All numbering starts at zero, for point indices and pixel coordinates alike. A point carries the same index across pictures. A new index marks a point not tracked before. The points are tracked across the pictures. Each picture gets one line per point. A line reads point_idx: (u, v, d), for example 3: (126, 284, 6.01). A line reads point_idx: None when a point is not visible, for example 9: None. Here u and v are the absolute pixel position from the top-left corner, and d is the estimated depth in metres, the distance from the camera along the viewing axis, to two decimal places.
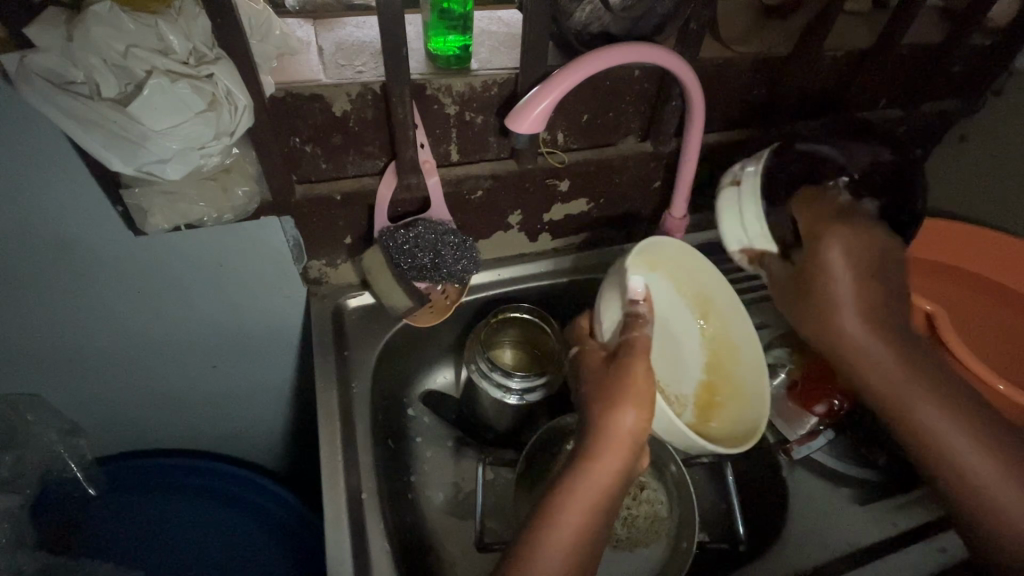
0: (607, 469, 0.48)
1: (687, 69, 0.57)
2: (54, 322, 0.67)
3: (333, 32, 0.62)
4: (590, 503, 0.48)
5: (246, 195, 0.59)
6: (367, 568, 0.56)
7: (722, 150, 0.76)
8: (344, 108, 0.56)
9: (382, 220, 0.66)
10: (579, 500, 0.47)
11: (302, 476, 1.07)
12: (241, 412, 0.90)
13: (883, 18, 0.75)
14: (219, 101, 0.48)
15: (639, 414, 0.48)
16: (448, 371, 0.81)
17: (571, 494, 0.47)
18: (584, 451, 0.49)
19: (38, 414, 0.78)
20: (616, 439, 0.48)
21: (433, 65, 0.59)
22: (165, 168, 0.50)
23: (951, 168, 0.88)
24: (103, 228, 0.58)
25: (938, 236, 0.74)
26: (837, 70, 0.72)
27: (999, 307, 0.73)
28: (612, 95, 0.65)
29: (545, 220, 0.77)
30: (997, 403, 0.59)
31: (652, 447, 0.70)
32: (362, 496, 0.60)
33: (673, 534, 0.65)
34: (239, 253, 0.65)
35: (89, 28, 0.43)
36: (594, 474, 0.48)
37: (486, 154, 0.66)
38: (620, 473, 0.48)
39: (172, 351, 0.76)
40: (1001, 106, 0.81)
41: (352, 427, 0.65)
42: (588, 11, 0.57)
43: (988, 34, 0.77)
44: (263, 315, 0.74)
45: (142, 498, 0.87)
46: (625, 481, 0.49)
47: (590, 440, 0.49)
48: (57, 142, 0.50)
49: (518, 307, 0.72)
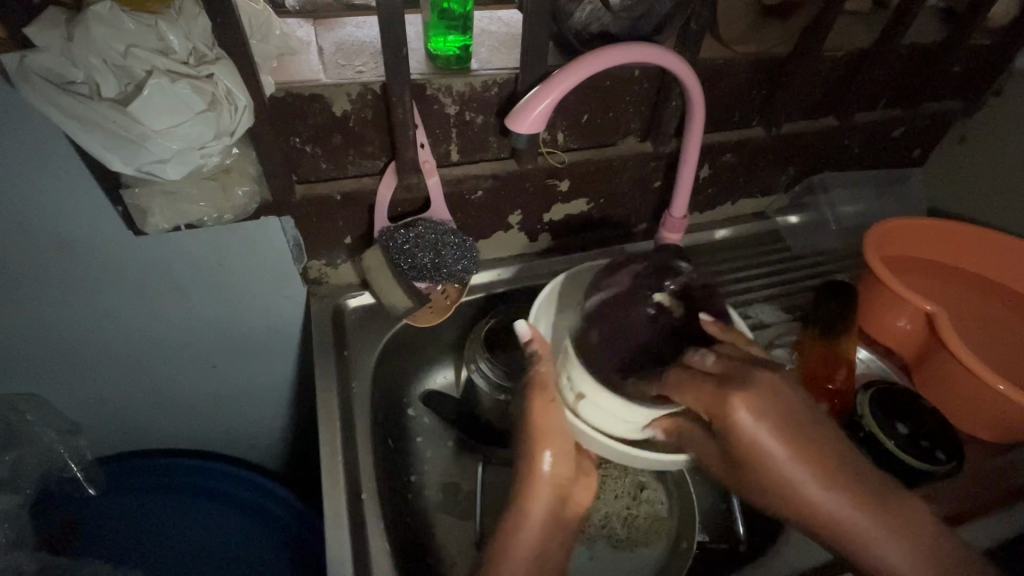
0: (535, 515, 0.56)
1: (687, 69, 0.57)
2: (54, 322, 0.67)
3: (333, 32, 0.62)
4: (533, 539, 0.56)
5: (247, 195, 0.59)
6: (367, 568, 0.56)
7: (722, 150, 0.76)
8: (344, 108, 0.56)
9: (382, 220, 0.66)
10: (523, 538, 0.56)
11: (302, 475, 1.07)
12: (242, 412, 0.90)
13: (883, 18, 0.75)
14: (219, 101, 0.48)
15: (556, 450, 0.57)
16: (448, 371, 0.80)
17: (516, 532, 0.56)
18: (517, 501, 0.57)
19: (38, 414, 0.78)
20: (540, 485, 0.57)
21: (433, 65, 0.59)
22: (165, 168, 0.50)
23: (952, 168, 0.89)
24: (103, 228, 0.58)
25: (938, 235, 0.74)
26: (837, 70, 0.72)
27: (1000, 307, 0.72)
28: (612, 95, 0.65)
29: (545, 221, 0.77)
30: (999, 402, 0.59)
31: None
32: (361, 496, 0.60)
33: (673, 533, 0.66)
34: (239, 253, 0.65)
35: (89, 27, 0.43)
36: (534, 505, 0.56)
37: (486, 154, 0.66)
38: (549, 513, 0.57)
39: (172, 352, 0.76)
40: (1001, 106, 0.81)
41: (351, 427, 0.65)
42: (588, 11, 0.57)
43: (988, 34, 0.76)
44: (263, 315, 0.75)
45: (144, 497, 0.88)
46: (561, 514, 0.58)
47: (519, 490, 0.57)
48: (57, 141, 0.50)
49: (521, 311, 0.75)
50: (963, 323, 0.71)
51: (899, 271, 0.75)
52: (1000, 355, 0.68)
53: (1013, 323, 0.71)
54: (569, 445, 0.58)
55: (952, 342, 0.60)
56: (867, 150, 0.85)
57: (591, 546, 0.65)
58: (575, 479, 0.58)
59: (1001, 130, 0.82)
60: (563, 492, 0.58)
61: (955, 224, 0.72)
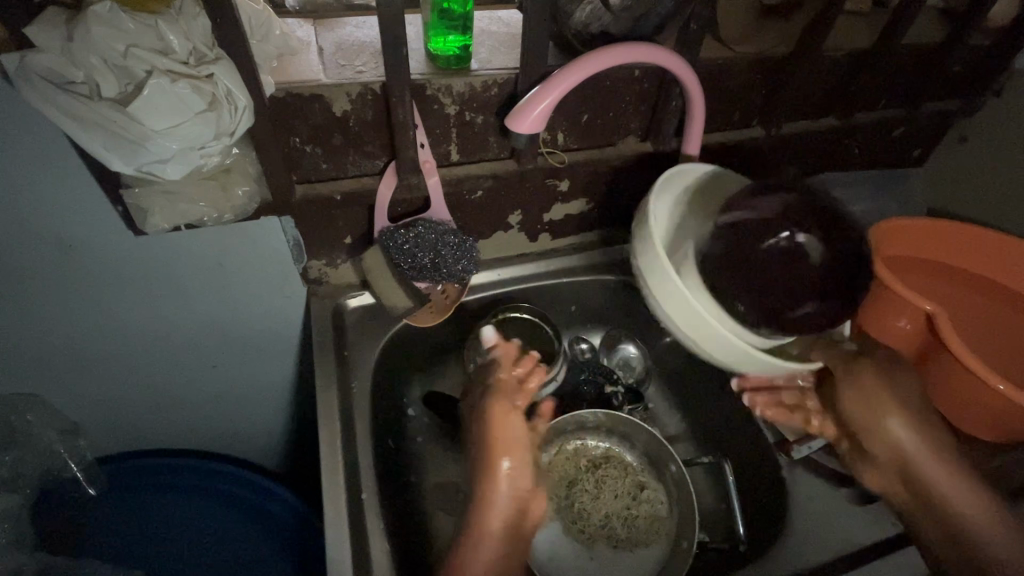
0: (493, 530, 0.55)
1: (687, 68, 0.57)
2: (54, 322, 0.67)
3: (333, 32, 0.62)
4: (487, 554, 0.55)
5: (246, 195, 0.59)
6: (367, 568, 0.56)
7: (722, 150, 0.76)
8: (344, 108, 0.56)
9: (382, 220, 0.66)
10: (477, 554, 0.54)
11: (302, 476, 1.07)
12: (242, 412, 0.90)
13: (883, 18, 0.75)
14: (219, 101, 0.48)
15: (512, 456, 0.58)
16: (449, 372, 0.81)
17: (473, 549, 0.55)
18: (472, 515, 0.56)
19: (38, 415, 0.78)
20: (496, 498, 0.56)
21: (433, 65, 0.59)
22: (165, 168, 0.50)
23: (951, 168, 0.89)
24: (103, 228, 0.58)
25: (940, 236, 0.74)
26: (837, 70, 0.72)
27: (1000, 306, 0.72)
28: (612, 95, 0.65)
29: (545, 220, 0.77)
30: (999, 402, 0.59)
31: (653, 446, 0.70)
32: (361, 496, 0.60)
33: (673, 533, 0.66)
34: (238, 253, 0.65)
35: (89, 27, 0.43)
36: (491, 512, 0.56)
37: (486, 154, 0.66)
38: (506, 527, 0.56)
39: (172, 351, 0.75)
40: (1001, 107, 0.81)
41: (351, 427, 0.65)
42: (588, 11, 0.58)
43: (988, 34, 0.76)
44: (264, 315, 0.74)
45: (144, 497, 0.87)
46: (516, 530, 0.57)
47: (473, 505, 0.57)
48: (56, 141, 0.50)
49: (519, 307, 0.74)
50: (962, 322, 0.71)
51: (899, 270, 0.75)
52: (999, 354, 0.68)
53: (1012, 321, 0.71)
54: (525, 458, 0.59)
55: (952, 341, 0.60)
56: (867, 150, 0.86)
57: (591, 546, 0.65)
58: (530, 495, 0.58)
59: (1001, 130, 0.82)
60: (520, 505, 0.58)
61: (956, 225, 0.72)
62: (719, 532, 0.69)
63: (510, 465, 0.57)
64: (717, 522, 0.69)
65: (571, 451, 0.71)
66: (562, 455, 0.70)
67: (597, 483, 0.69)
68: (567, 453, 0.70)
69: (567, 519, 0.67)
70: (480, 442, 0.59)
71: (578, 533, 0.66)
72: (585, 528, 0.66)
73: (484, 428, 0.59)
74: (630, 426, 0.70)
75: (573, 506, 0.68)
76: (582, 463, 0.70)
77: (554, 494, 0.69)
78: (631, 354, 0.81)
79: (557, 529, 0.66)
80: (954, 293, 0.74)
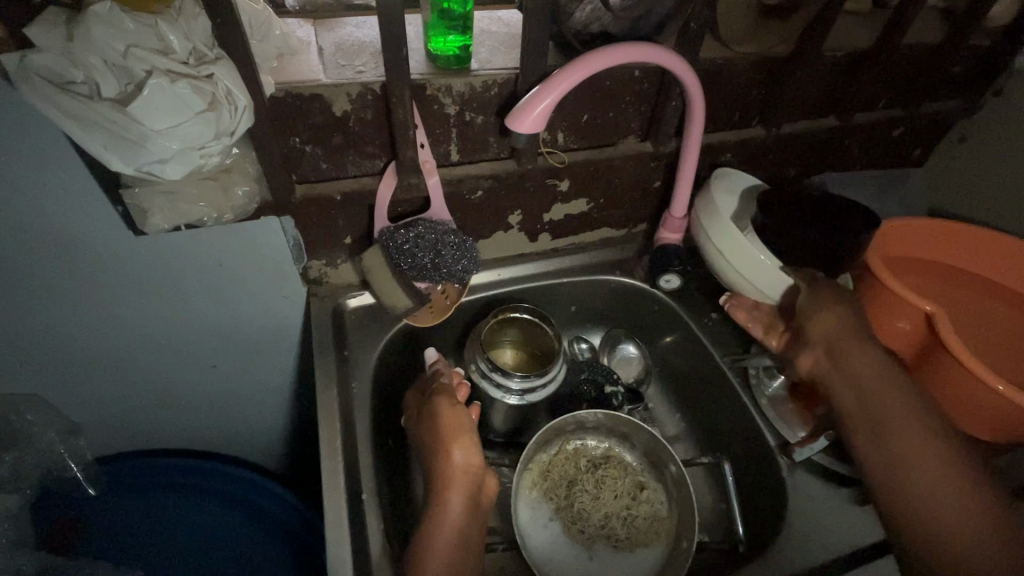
0: (451, 506, 0.58)
1: (687, 68, 0.57)
2: (55, 322, 0.67)
3: (333, 32, 0.62)
4: (451, 528, 0.57)
5: (247, 196, 0.60)
6: (367, 568, 0.56)
7: (722, 150, 0.76)
8: (344, 108, 0.56)
9: (382, 221, 0.66)
10: (441, 532, 0.56)
11: (302, 475, 1.07)
12: (242, 412, 0.90)
13: (883, 18, 0.75)
14: (219, 101, 0.48)
15: (463, 450, 0.60)
16: None
17: (432, 525, 0.57)
18: (432, 498, 0.59)
19: (39, 414, 0.78)
20: (451, 477, 0.59)
21: (433, 64, 0.59)
22: (165, 169, 0.50)
23: (953, 168, 0.88)
24: (103, 229, 0.58)
25: (940, 236, 0.74)
26: (837, 71, 0.72)
27: (997, 304, 0.73)
28: (612, 95, 0.65)
29: (545, 220, 0.77)
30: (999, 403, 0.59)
31: (653, 446, 0.70)
32: (362, 496, 0.60)
33: (673, 534, 0.66)
34: (239, 254, 0.65)
35: (89, 28, 0.43)
36: (445, 508, 0.58)
37: (486, 154, 0.66)
38: (465, 501, 0.58)
39: (173, 351, 0.75)
40: (1001, 106, 0.81)
41: (351, 427, 0.65)
42: (588, 11, 0.57)
43: (989, 34, 0.76)
44: (264, 315, 0.75)
45: (143, 496, 0.88)
46: (475, 503, 0.59)
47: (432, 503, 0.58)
48: (57, 141, 0.50)
49: (519, 308, 0.72)
50: (960, 319, 0.71)
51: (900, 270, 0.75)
52: (998, 352, 0.68)
53: (1010, 320, 0.71)
54: (473, 438, 0.62)
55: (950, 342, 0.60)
56: (868, 149, 0.85)
57: (590, 547, 0.65)
58: (483, 470, 0.61)
59: (1001, 130, 0.82)
60: (478, 481, 0.60)
61: (958, 226, 0.73)
62: (718, 532, 0.69)
63: (461, 444, 0.61)
64: (716, 522, 0.69)
65: (571, 450, 0.71)
66: (562, 455, 0.70)
67: (597, 483, 0.69)
68: (565, 453, 0.70)
69: (567, 519, 0.67)
70: (431, 433, 0.62)
71: (578, 534, 0.66)
72: (582, 529, 0.66)
73: (434, 417, 0.63)
74: (625, 424, 0.70)
75: (573, 507, 0.68)
76: (581, 462, 0.70)
77: (553, 493, 0.68)
78: (631, 354, 0.83)
79: (556, 530, 0.66)
80: (955, 292, 0.74)
